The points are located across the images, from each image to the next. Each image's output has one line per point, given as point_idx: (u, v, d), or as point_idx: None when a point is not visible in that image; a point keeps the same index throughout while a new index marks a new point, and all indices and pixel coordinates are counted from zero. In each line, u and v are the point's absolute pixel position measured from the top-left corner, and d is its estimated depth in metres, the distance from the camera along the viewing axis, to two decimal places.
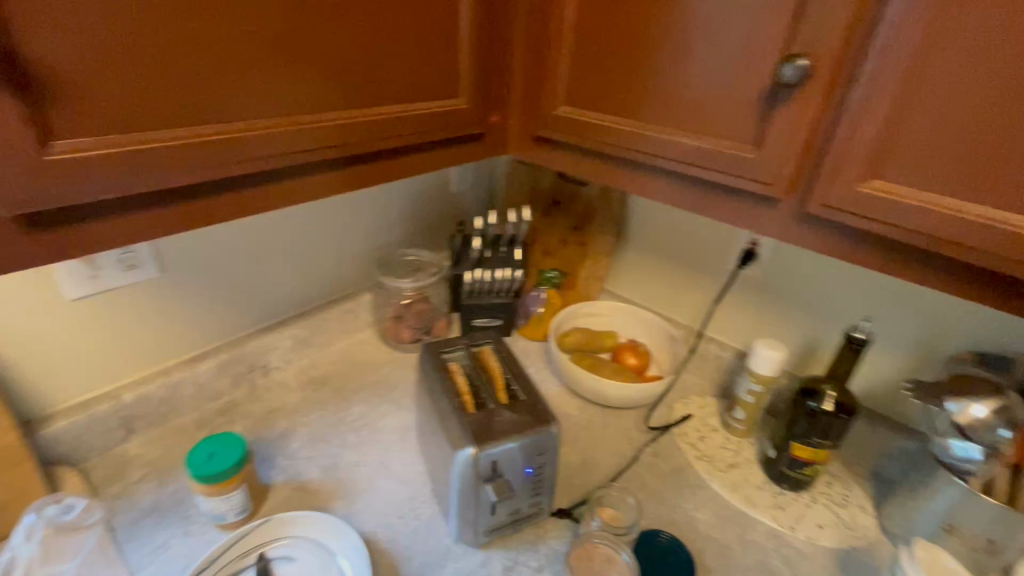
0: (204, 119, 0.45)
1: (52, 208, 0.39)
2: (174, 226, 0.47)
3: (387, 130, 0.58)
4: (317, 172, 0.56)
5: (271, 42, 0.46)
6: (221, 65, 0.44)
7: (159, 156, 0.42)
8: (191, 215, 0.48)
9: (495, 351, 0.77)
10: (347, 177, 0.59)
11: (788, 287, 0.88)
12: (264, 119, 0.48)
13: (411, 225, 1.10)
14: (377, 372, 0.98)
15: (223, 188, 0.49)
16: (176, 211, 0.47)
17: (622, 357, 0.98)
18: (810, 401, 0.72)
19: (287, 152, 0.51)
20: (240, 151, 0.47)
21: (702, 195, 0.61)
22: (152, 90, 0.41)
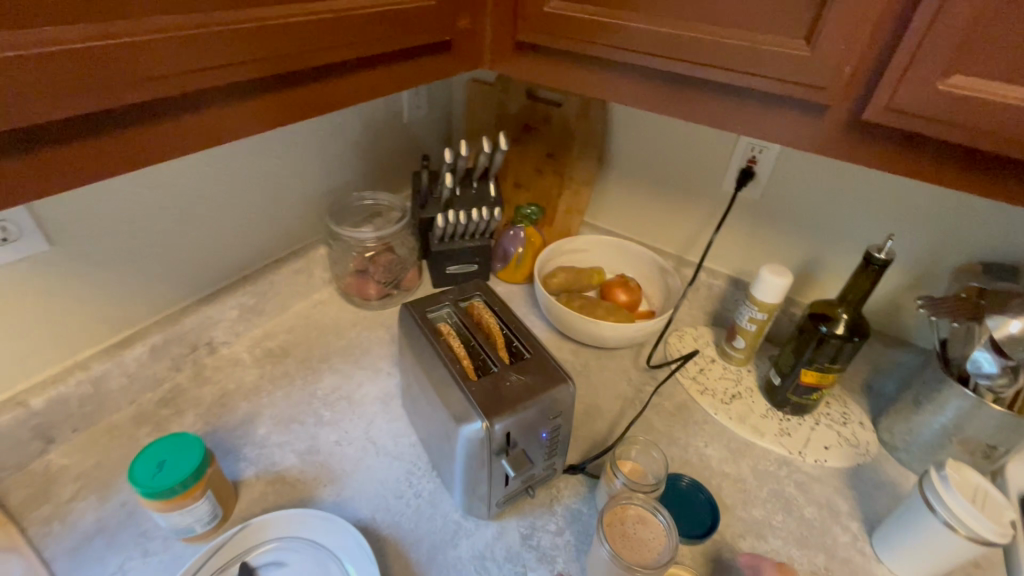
0: (70, 15, 0.30)
1: None
2: (55, 181, 0.33)
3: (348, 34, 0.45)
4: (256, 96, 0.42)
5: None
6: None
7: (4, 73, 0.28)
8: (79, 164, 0.34)
9: (486, 304, 0.67)
10: (294, 101, 0.45)
11: (787, 206, 0.82)
12: (167, 15, 0.34)
13: (362, 164, 0.95)
14: (345, 336, 0.86)
15: (123, 123, 0.35)
16: (52, 159, 0.33)
17: (612, 294, 0.91)
18: (823, 326, 0.69)
19: (209, 67, 0.36)
20: (137, 65, 0.33)
21: (730, 106, 0.52)
22: None
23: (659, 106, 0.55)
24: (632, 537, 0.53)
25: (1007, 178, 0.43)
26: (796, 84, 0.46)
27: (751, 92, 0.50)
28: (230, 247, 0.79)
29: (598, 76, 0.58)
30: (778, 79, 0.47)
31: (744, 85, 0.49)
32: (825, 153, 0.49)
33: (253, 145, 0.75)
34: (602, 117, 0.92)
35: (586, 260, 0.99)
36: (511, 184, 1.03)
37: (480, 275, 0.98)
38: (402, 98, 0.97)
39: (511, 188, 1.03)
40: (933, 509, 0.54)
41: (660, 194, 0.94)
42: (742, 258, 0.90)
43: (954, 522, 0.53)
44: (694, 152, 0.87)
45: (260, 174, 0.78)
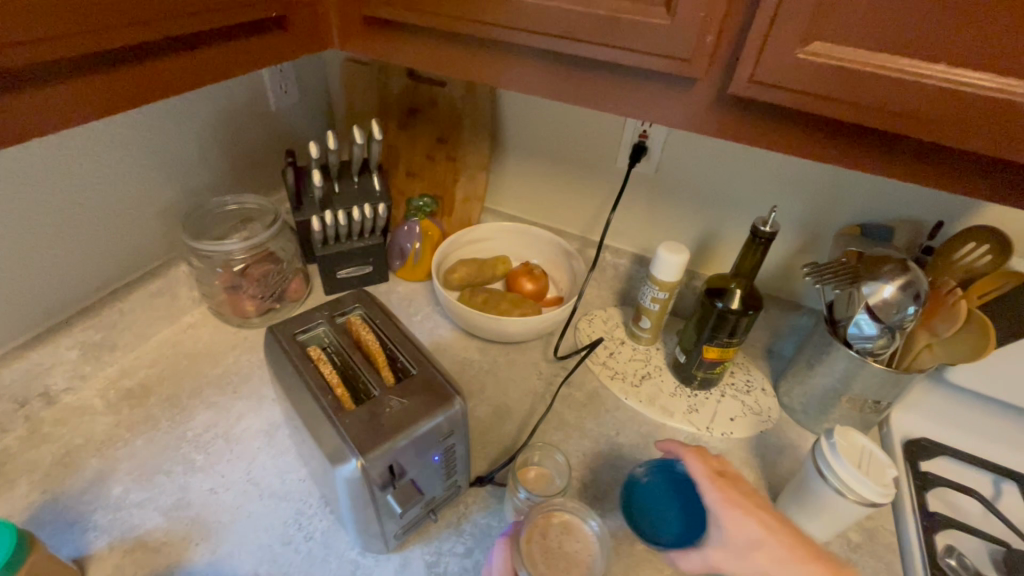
0: None
1: None
2: None
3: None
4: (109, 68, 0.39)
5: None
6: None
7: None
8: None
9: (366, 317, 0.60)
10: (158, 73, 0.43)
11: (681, 179, 0.80)
12: None
13: (223, 164, 0.83)
14: (220, 362, 0.76)
15: None
16: None
17: (517, 284, 0.87)
18: (719, 302, 0.68)
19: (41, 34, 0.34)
20: None
21: (600, 85, 0.47)
22: None
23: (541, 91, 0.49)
24: (554, 553, 0.50)
25: (867, 148, 0.42)
26: (665, 57, 0.42)
27: (623, 68, 0.46)
28: (60, 277, 0.67)
29: (459, 52, 0.51)
30: (646, 52, 0.42)
31: (613, 60, 0.44)
32: (700, 131, 0.46)
33: (65, 142, 0.62)
34: (490, 95, 0.86)
35: (489, 250, 0.94)
36: (403, 173, 0.95)
37: (375, 276, 0.90)
38: (264, 85, 0.85)
39: (403, 178, 0.95)
40: (825, 478, 0.55)
41: (558, 173, 0.90)
42: (644, 235, 0.88)
43: (844, 489, 0.54)
44: (587, 128, 0.83)
45: (85, 186, 0.65)
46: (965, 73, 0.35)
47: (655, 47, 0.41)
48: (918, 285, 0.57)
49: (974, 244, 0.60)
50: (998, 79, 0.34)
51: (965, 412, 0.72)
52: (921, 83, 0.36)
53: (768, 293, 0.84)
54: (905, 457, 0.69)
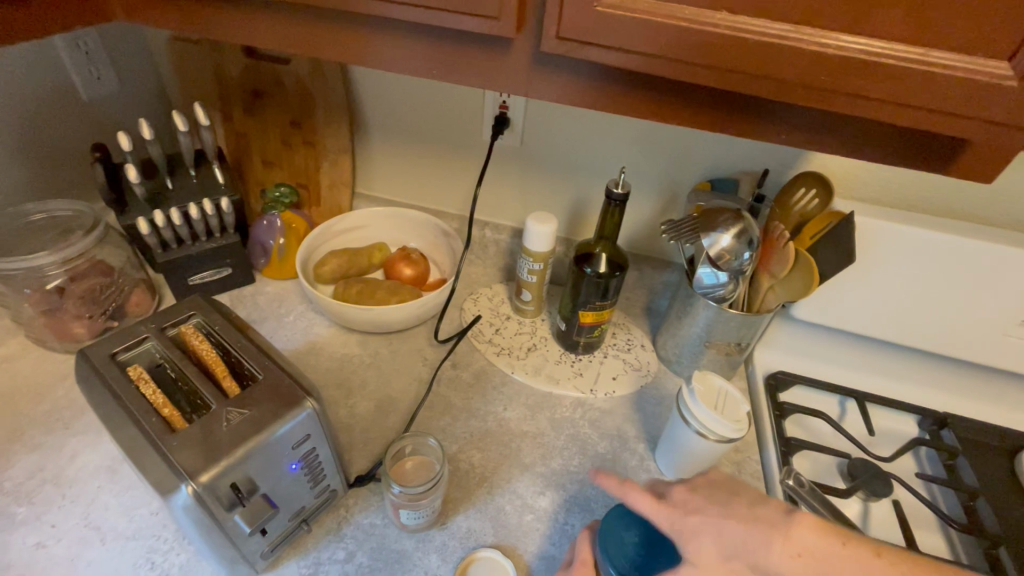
0: None
1: None
2: None
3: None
4: None
5: None
6: None
7: None
8: None
9: (203, 325, 0.54)
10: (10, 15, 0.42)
11: (547, 149, 0.80)
12: None
13: (21, 166, 0.70)
14: (47, 396, 0.66)
15: None
16: None
17: (395, 271, 0.83)
18: (587, 267, 0.69)
19: None
20: None
21: (423, 50, 0.44)
22: None
23: (422, 69, 0.45)
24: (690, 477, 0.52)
25: (679, 99, 0.43)
26: (476, 14, 0.40)
27: (444, 31, 0.43)
28: None
29: (264, 20, 0.46)
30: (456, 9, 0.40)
31: (428, 22, 0.41)
32: (526, 93, 0.44)
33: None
34: (340, 71, 0.79)
35: (364, 237, 0.89)
36: (260, 163, 0.87)
37: (237, 278, 0.82)
38: (65, 72, 0.73)
39: (259, 168, 0.87)
40: (687, 422, 0.58)
41: (427, 152, 0.86)
42: (520, 208, 0.87)
43: (703, 430, 0.57)
44: (449, 102, 0.80)
45: None
46: (743, 18, 0.36)
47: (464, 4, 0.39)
48: (750, 233, 0.61)
49: (805, 189, 0.66)
50: (773, 24, 0.36)
51: (814, 343, 0.79)
52: (710, 31, 0.36)
53: (641, 253, 0.86)
54: (765, 391, 0.75)
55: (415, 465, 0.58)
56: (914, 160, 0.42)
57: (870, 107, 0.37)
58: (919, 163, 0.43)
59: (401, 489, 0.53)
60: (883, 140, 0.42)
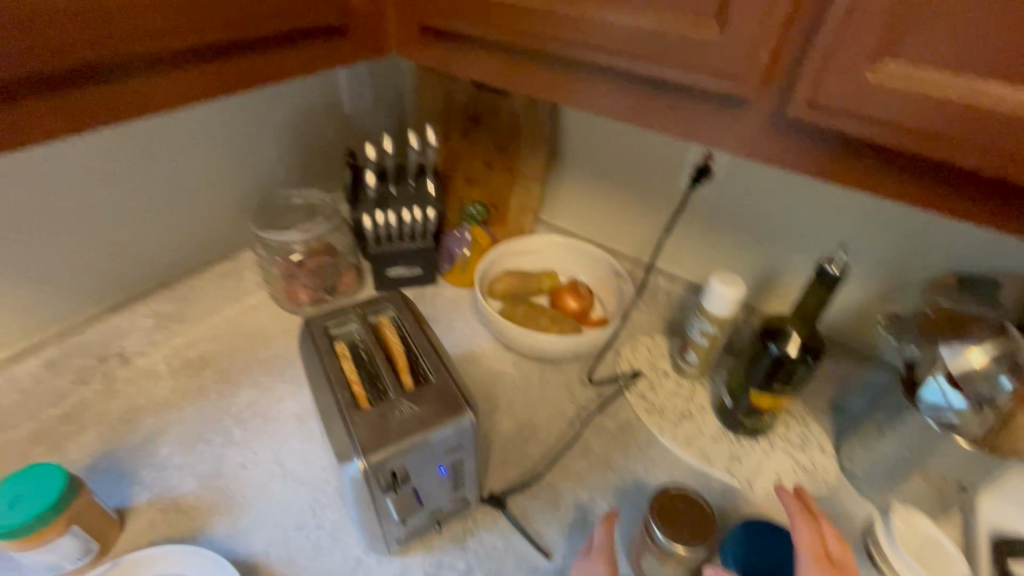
0: None
1: None
2: (126, 112, 0.41)
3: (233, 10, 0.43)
4: (278, 47, 0.49)
5: None
6: None
7: (45, 30, 0.34)
8: (129, 99, 0.41)
9: (396, 320, 0.61)
10: (301, 59, 0.51)
11: (747, 208, 0.74)
12: None
13: (293, 158, 0.88)
14: (271, 346, 0.81)
15: (169, 63, 0.42)
16: (105, 93, 0.39)
17: (561, 301, 0.84)
18: (772, 345, 0.62)
19: (206, 25, 0.42)
20: (142, 20, 0.38)
21: (668, 104, 0.44)
22: None
23: (608, 110, 0.47)
24: None
25: (779, 140, 0.41)
26: (711, 30, 0.39)
27: (654, 80, 0.44)
28: (143, 252, 0.74)
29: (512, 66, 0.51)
30: (700, 34, 0.39)
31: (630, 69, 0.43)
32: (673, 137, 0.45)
33: (153, 124, 0.68)
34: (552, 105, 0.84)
35: (537, 263, 0.92)
36: (461, 180, 0.94)
37: (424, 278, 0.92)
38: (339, 90, 0.89)
39: (461, 185, 0.95)
40: None
41: (616, 192, 0.87)
42: (703, 263, 0.82)
43: None
44: (649, 144, 0.79)
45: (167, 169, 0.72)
46: None
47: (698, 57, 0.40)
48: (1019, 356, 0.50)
49: None
50: None
51: None
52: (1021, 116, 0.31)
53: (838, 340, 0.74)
54: (991, 554, 0.58)
55: (684, 502, 0.54)
56: (1003, 221, 0.36)
57: (911, 142, 0.35)
58: (946, 210, 0.37)
59: (665, 539, 0.52)
60: (951, 194, 0.37)
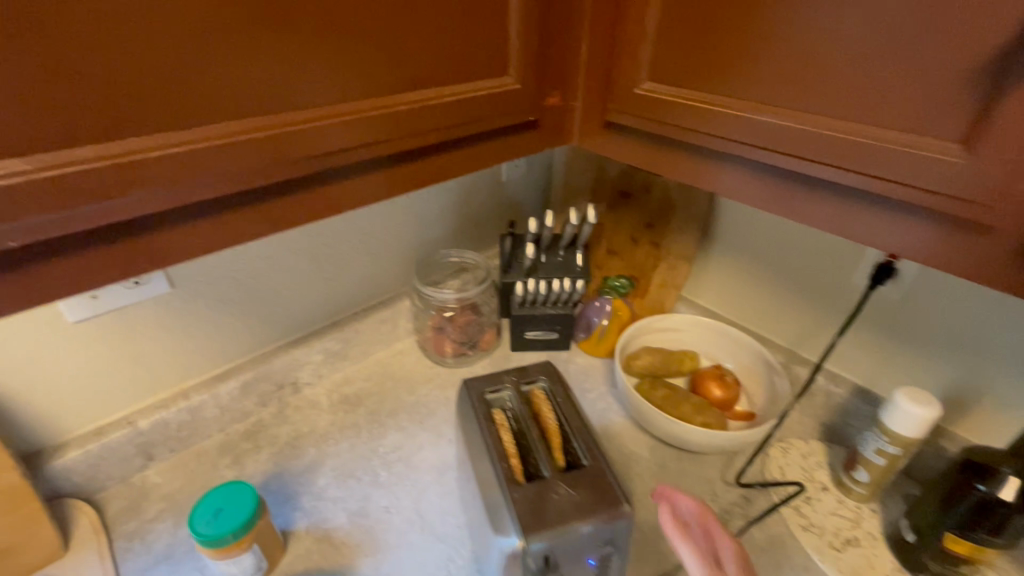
0: (295, 108, 0.39)
1: (213, 201, 0.38)
2: (330, 209, 0.45)
3: (431, 120, 0.47)
4: (462, 146, 0.53)
5: (334, 29, 0.38)
6: (292, 57, 0.37)
7: (287, 148, 0.39)
8: (336, 198, 0.45)
9: (550, 394, 0.62)
10: (479, 155, 0.55)
11: (940, 316, 0.66)
12: (352, 104, 0.42)
13: (454, 221, 0.96)
14: (416, 393, 0.86)
15: (371, 166, 0.46)
16: (320, 195, 0.44)
17: (703, 387, 0.80)
18: (980, 483, 0.53)
19: (409, 135, 0.46)
20: (360, 134, 0.42)
21: (879, 218, 0.42)
22: (249, 89, 0.36)
23: (758, 202, 0.49)
24: None
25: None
26: (954, 156, 0.36)
27: (864, 194, 0.42)
28: (323, 295, 0.84)
29: (667, 154, 0.55)
30: (940, 158, 0.37)
31: (838, 181, 0.42)
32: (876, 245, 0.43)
33: None
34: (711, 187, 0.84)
35: (677, 341, 0.89)
36: (604, 250, 0.95)
37: (559, 343, 0.93)
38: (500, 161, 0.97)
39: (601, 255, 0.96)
40: None
41: (773, 279, 0.82)
42: (874, 367, 0.74)
43: None
44: (817, 236, 0.75)
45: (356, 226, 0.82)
46: None
47: (923, 179, 0.37)
48: None
49: None
50: None
51: None
52: None
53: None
54: None
55: None
56: None
57: None
58: None
59: None
60: None
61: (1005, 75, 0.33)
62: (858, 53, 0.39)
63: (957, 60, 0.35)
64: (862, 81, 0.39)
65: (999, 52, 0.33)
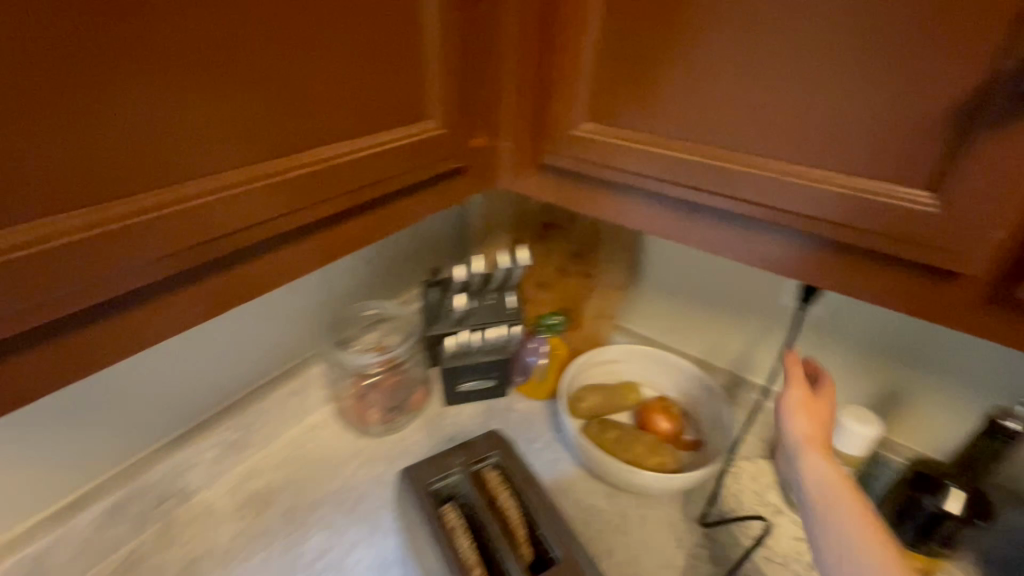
0: (173, 184, 0.32)
1: (73, 314, 0.31)
2: (243, 294, 0.39)
3: (344, 183, 0.40)
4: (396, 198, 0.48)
5: (214, 83, 0.32)
6: (159, 123, 0.30)
7: (170, 235, 0.32)
8: (250, 279, 0.39)
9: (503, 473, 0.55)
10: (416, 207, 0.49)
11: (863, 330, 0.69)
12: (253, 169, 0.35)
13: (369, 268, 0.84)
14: (340, 476, 0.74)
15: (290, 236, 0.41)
16: (227, 279, 0.38)
17: (650, 422, 0.77)
18: (930, 499, 0.55)
19: (328, 196, 0.40)
20: (269, 204, 0.36)
21: (839, 266, 0.40)
22: (108, 173, 0.29)
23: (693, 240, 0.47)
24: None
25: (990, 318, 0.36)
26: (924, 203, 0.34)
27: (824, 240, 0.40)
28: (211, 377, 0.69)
29: (597, 194, 0.51)
30: (909, 206, 0.35)
31: (796, 227, 0.40)
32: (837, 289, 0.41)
33: None
34: None
35: (618, 374, 0.86)
36: None
37: (496, 391, 0.86)
38: None
39: None
40: None
41: (705, 302, 0.82)
42: None
43: None
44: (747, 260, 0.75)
45: None
46: None
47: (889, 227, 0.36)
48: None
49: None
50: None
51: None
52: None
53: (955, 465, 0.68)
54: None
55: None
56: None
57: None
58: None
59: None
60: None
61: (975, 123, 0.32)
62: (820, 96, 0.36)
63: (926, 105, 0.33)
64: (826, 125, 0.37)
65: (968, 99, 0.32)
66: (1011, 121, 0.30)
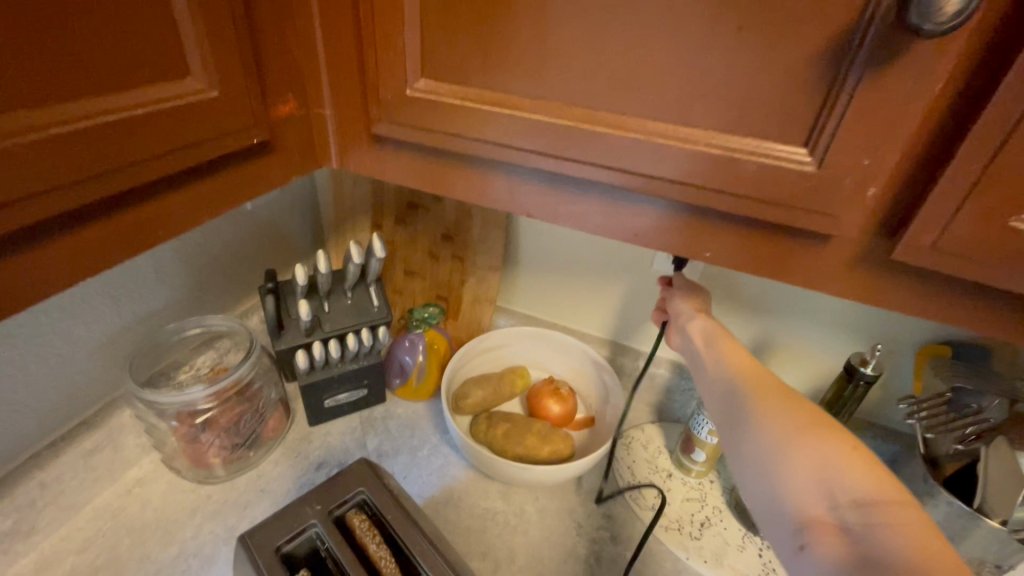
0: None
1: None
2: None
3: (74, 162, 0.27)
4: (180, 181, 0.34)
5: None
6: None
7: None
8: None
9: (374, 513, 0.48)
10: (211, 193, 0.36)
11: (732, 287, 0.70)
12: None
13: (189, 279, 0.67)
14: (175, 540, 0.60)
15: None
16: None
17: (541, 408, 0.73)
18: None
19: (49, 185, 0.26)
20: None
21: (713, 236, 0.37)
22: None
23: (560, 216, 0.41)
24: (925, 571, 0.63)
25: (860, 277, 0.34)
26: (796, 162, 0.31)
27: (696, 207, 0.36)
28: None
29: (447, 169, 0.42)
30: (783, 164, 0.31)
31: (667, 196, 0.35)
32: (714, 260, 0.37)
33: None
34: None
35: (503, 359, 0.80)
36: (402, 272, 0.82)
37: (371, 399, 0.75)
38: None
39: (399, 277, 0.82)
40: None
41: (583, 273, 0.78)
42: None
43: None
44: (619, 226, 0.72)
45: None
46: None
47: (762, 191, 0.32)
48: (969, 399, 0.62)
49: None
50: None
51: None
52: None
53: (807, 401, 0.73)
54: None
55: None
56: None
57: None
58: None
59: None
60: None
61: (846, 64, 0.28)
62: (680, 40, 0.31)
63: (789, 50, 0.29)
64: (690, 74, 0.31)
65: (837, 40, 0.28)
66: (877, 66, 0.27)
